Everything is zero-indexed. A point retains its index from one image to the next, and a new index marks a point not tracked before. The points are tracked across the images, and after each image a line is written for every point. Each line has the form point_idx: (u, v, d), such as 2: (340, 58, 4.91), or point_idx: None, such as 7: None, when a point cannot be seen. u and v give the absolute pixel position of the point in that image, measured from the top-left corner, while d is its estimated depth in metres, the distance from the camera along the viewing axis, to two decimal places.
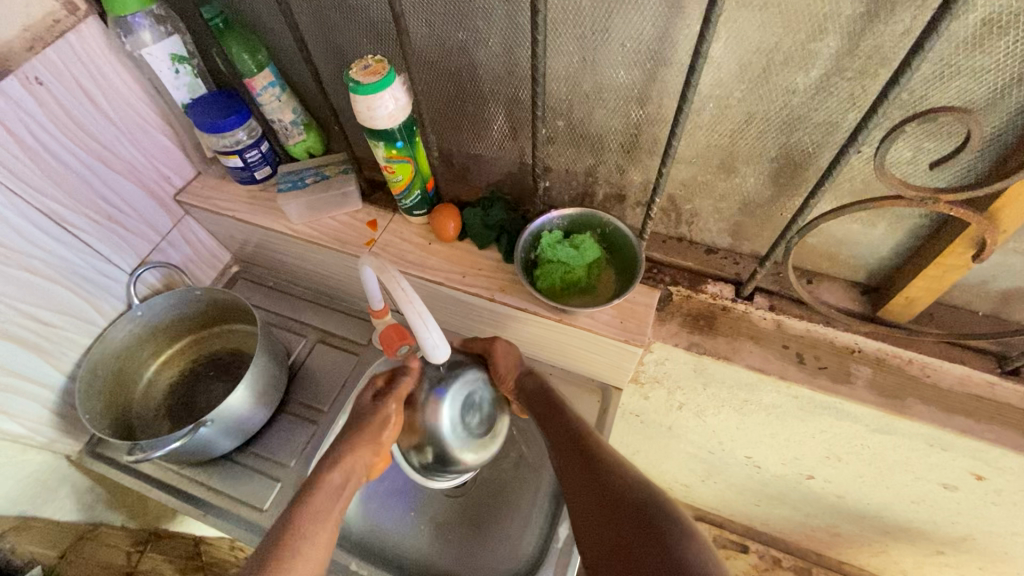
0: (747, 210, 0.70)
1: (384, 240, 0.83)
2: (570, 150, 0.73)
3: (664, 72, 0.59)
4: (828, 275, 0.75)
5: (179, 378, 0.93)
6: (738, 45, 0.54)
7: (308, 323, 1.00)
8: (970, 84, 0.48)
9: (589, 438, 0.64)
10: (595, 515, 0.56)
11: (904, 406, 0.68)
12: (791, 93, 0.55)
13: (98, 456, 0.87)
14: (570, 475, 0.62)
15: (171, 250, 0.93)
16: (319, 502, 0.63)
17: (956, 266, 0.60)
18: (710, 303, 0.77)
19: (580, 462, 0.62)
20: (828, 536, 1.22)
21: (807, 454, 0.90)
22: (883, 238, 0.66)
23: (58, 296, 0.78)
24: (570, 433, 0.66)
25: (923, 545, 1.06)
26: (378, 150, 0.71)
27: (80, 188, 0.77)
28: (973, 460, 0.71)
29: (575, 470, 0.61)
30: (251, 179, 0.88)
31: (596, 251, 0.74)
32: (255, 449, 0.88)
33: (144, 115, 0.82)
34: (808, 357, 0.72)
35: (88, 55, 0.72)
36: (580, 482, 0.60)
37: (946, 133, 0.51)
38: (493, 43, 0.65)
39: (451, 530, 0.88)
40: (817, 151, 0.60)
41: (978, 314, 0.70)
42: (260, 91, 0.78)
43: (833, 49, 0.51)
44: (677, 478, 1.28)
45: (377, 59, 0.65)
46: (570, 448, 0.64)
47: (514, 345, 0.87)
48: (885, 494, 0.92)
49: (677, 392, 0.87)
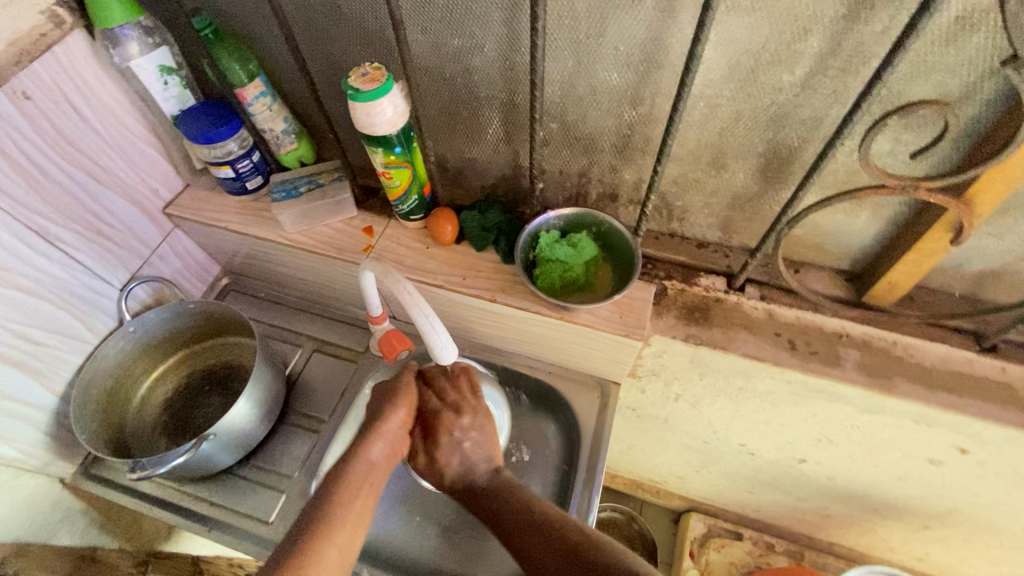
0: (736, 204, 0.73)
1: (381, 246, 0.84)
2: (564, 151, 0.75)
3: (656, 74, 0.62)
4: (814, 264, 0.78)
5: (174, 394, 0.91)
6: (728, 47, 0.56)
7: (303, 333, 0.99)
8: (945, 79, 0.51)
9: (550, 518, 0.66)
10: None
11: (891, 385, 0.71)
12: (778, 91, 0.58)
13: (94, 477, 0.85)
14: (540, 562, 0.62)
15: (161, 264, 0.91)
16: (348, 487, 0.66)
17: (935, 250, 0.64)
18: (704, 295, 0.79)
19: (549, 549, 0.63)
20: (819, 519, 1.26)
21: (800, 438, 0.93)
22: (865, 227, 0.70)
23: (49, 314, 0.76)
24: (530, 514, 0.67)
25: (910, 521, 1.11)
26: (377, 156, 0.71)
27: (68, 203, 0.75)
28: (956, 434, 0.75)
29: (545, 559, 0.62)
30: (243, 189, 0.87)
31: (593, 249, 0.76)
32: (257, 462, 0.87)
33: (131, 128, 0.81)
34: (799, 343, 0.75)
35: (75, 68, 0.71)
36: (555, 567, 0.61)
37: (924, 125, 0.55)
38: (489, 49, 0.66)
39: (458, 531, 0.89)
40: (802, 145, 0.63)
41: (954, 296, 0.74)
42: (251, 101, 0.78)
43: (817, 48, 0.54)
44: (672, 470, 1.30)
45: (375, 66, 0.66)
46: (532, 531, 0.65)
47: (514, 345, 0.88)
48: (874, 473, 0.96)
49: (673, 383, 0.90)
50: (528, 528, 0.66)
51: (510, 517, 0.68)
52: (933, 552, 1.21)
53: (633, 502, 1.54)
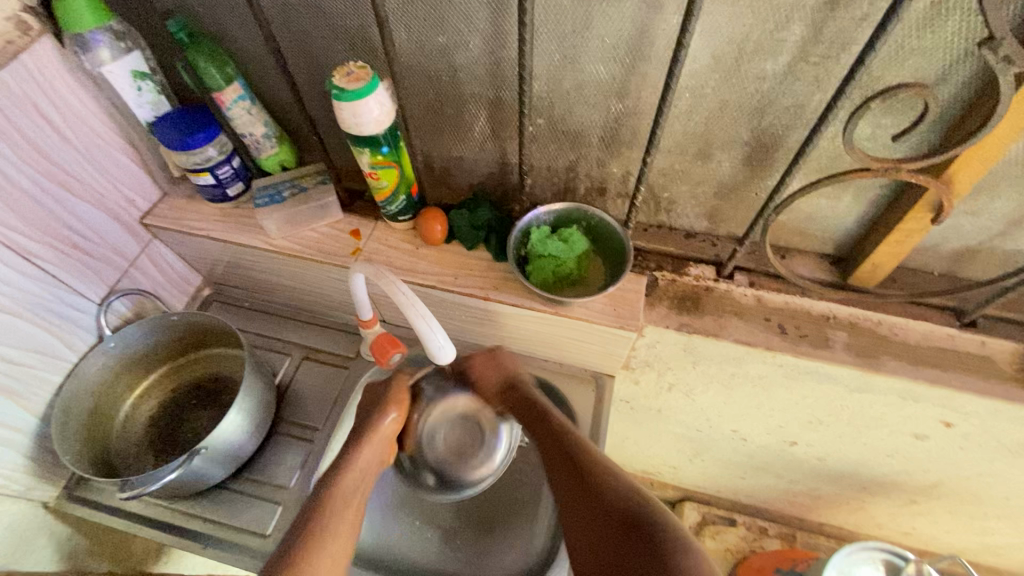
0: (722, 193, 0.74)
1: (370, 249, 0.83)
2: (551, 147, 0.75)
3: (642, 66, 0.62)
4: (799, 249, 0.80)
5: (160, 409, 0.88)
6: (712, 37, 0.57)
7: (292, 341, 0.97)
8: (922, 63, 0.53)
9: (587, 455, 0.67)
10: (597, 538, 0.60)
11: (878, 363, 0.73)
12: (762, 80, 0.59)
13: (79, 499, 0.82)
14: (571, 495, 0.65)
15: (141, 277, 0.88)
16: (335, 498, 0.67)
17: (916, 230, 0.66)
18: (694, 284, 0.80)
19: (579, 484, 0.65)
20: (809, 500, 1.29)
21: (790, 421, 0.95)
22: (848, 210, 0.72)
23: (23, 331, 0.73)
24: (566, 450, 0.68)
25: (897, 496, 1.14)
26: (364, 157, 0.70)
27: (41, 216, 0.72)
28: (941, 408, 0.78)
29: (575, 491, 0.65)
30: (223, 196, 0.85)
31: (584, 243, 0.77)
32: (250, 475, 0.85)
33: (104, 136, 0.78)
34: (789, 327, 0.76)
35: (43, 75, 0.68)
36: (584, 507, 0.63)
37: (903, 109, 0.57)
38: (474, 45, 0.66)
39: (460, 533, 0.88)
40: (786, 132, 0.64)
41: (933, 274, 0.77)
42: (230, 105, 0.76)
43: (799, 36, 0.55)
44: (665, 460, 1.32)
45: (360, 66, 0.65)
46: (569, 464, 0.67)
47: (508, 342, 0.88)
48: (862, 451, 0.98)
49: (667, 373, 0.91)
50: (562, 461, 0.68)
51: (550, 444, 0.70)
52: (919, 525, 1.25)
53: None
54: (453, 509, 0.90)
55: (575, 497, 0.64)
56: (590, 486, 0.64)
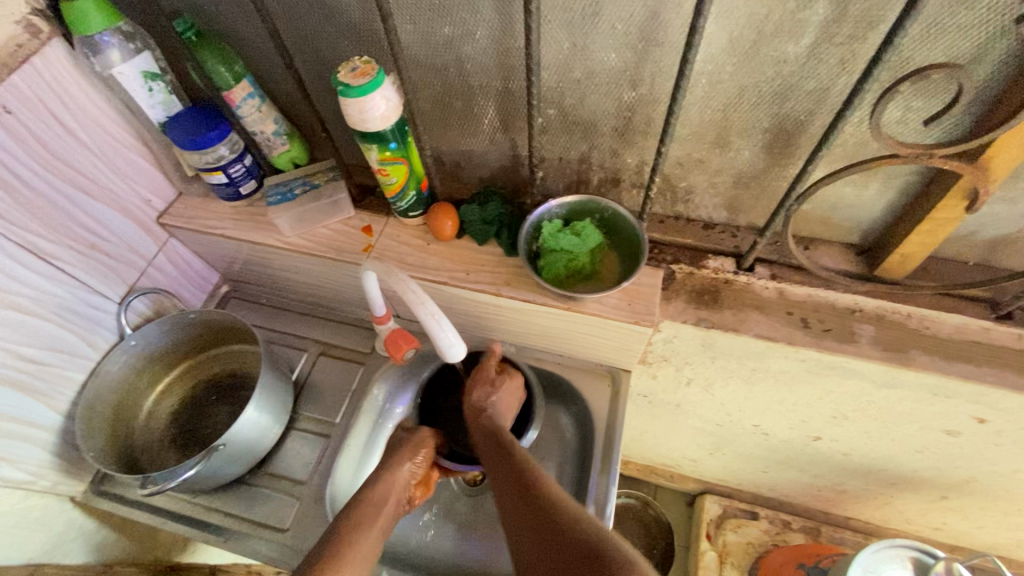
0: (742, 182, 0.71)
1: (381, 245, 0.82)
2: (561, 138, 0.73)
3: (655, 51, 0.60)
4: (823, 240, 0.77)
5: (180, 405, 0.90)
6: (729, 19, 0.54)
7: (309, 337, 0.98)
8: (956, 41, 0.50)
9: (550, 500, 0.60)
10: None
11: (908, 358, 0.70)
12: (782, 63, 0.56)
13: (104, 493, 0.85)
14: (527, 537, 0.58)
15: (159, 275, 0.90)
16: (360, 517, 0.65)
17: (949, 219, 0.63)
18: (713, 277, 0.78)
19: (536, 530, 0.58)
20: (834, 494, 1.26)
21: (814, 416, 0.92)
22: (875, 199, 0.68)
23: (47, 332, 0.75)
24: (530, 492, 0.61)
25: (927, 492, 1.10)
26: (372, 153, 0.70)
27: (60, 219, 0.74)
28: (975, 404, 0.74)
29: (534, 531, 0.58)
30: (236, 194, 0.85)
31: (597, 236, 0.75)
32: (269, 470, 0.86)
33: (118, 138, 0.79)
34: (812, 321, 0.74)
35: (55, 79, 0.69)
36: (537, 551, 0.56)
37: (935, 90, 0.53)
38: (480, 36, 0.64)
39: (474, 529, 0.88)
40: (809, 117, 0.61)
41: (968, 265, 0.73)
42: (239, 103, 0.76)
43: (822, 16, 0.52)
44: (685, 453, 1.30)
45: (364, 61, 0.64)
46: (525, 501, 0.61)
47: (523, 338, 0.87)
48: (891, 447, 0.95)
49: (685, 368, 0.89)
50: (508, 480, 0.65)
51: (509, 490, 0.64)
52: (951, 521, 1.21)
53: (647, 486, 1.54)
54: (469, 504, 0.90)
55: (530, 540, 0.57)
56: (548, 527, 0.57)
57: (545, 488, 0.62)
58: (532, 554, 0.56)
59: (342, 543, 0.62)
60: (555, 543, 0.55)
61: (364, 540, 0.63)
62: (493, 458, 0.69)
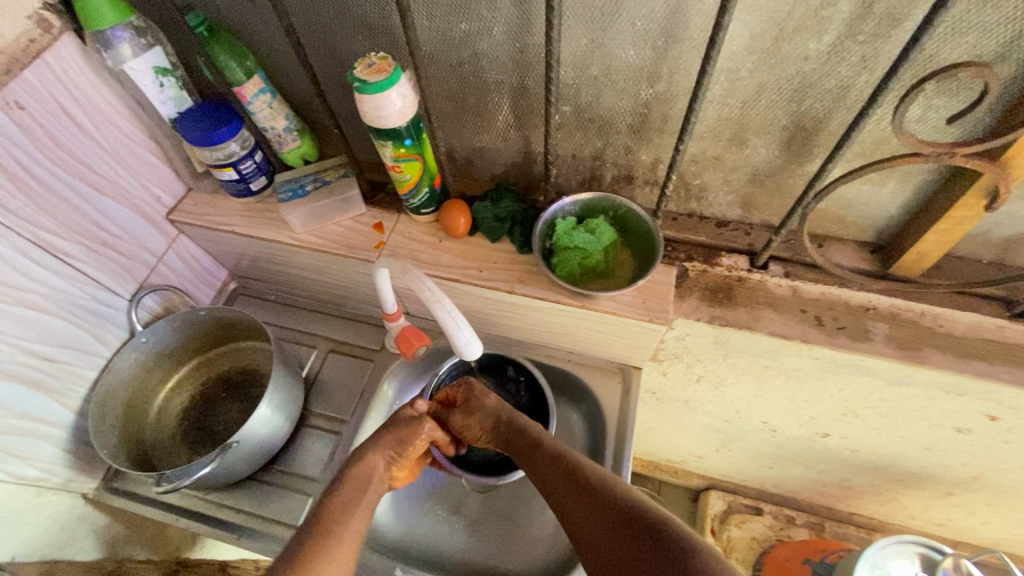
0: (757, 180, 0.71)
1: (393, 242, 0.82)
2: (577, 135, 0.73)
3: (675, 48, 0.59)
4: (837, 238, 0.77)
5: (191, 402, 0.90)
6: (751, 17, 0.54)
7: (319, 334, 0.97)
8: (981, 39, 0.49)
9: (594, 477, 0.61)
10: (606, 552, 0.55)
11: (922, 356, 0.70)
12: (803, 60, 0.56)
13: (116, 490, 0.85)
14: (577, 516, 0.59)
15: (169, 272, 0.89)
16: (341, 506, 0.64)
17: (967, 218, 0.62)
18: (726, 275, 0.77)
19: (586, 506, 0.59)
20: (839, 490, 1.26)
21: (824, 413, 0.93)
22: (892, 197, 0.68)
23: (59, 329, 0.75)
24: (571, 472, 0.63)
25: (933, 488, 1.11)
26: (386, 150, 0.69)
27: (72, 216, 0.73)
28: (988, 402, 0.74)
29: (584, 512, 0.59)
30: (247, 191, 0.85)
31: (611, 234, 0.75)
32: (281, 467, 0.86)
33: (129, 134, 0.78)
34: (826, 319, 0.74)
35: (67, 75, 0.69)
36: (590, 528, 0.57)
37: (957, 89, 0.53)
38: (498, 32, 0.63)
39: (485, 525, 0.88)
40: (828, 115, 0.61)
41: (982, 263, 0.73)
42: (251, 99, 0.75)
43: (846, 13, 0.51)
44: (691, 449, 1.30)
45: (381, 57, 0.63)
46: (569, 482, 0.62)
47: (534, 335, 0.87)
48: (899, 443, 0.95)
49: (696, 365, 0.89)
50: (547, 466, 0.66)
51: (549, 474, 0.65)
52: (955, 516, 1.22)
53: (651, 482, 1.54)
54: (480, 501, 0.90)
55: (582, 518, 0.59)
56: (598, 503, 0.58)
57: (585, 467, 0.63)
58: (584, 532, 0.58)
59: (331, 523, 0.62)
60: (610, 517, 0.56)
61: (354, 520, 0.63)
62: (524, 447, 0.70)
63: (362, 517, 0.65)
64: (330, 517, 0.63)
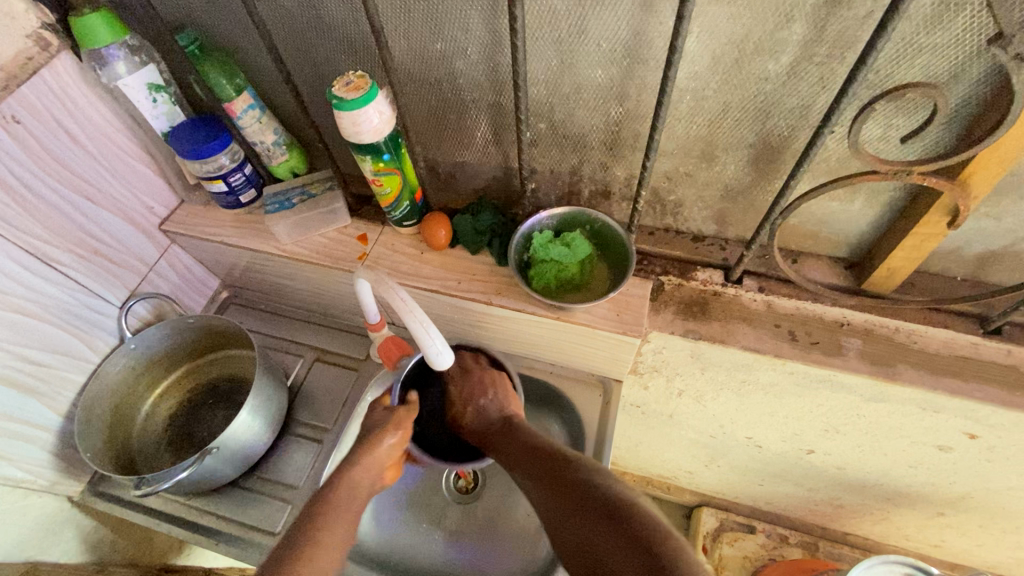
0: (730, 196, 0.72)
1: (376, 253, 0.84)
2: (553, 151, 0.74)
3: (641, 68, 0.61)
4: (812, 253, 0.77)
5: (178, 408, 0.92)
6: (711, 39, 0.55)
7: (305, 343, 0.99)
8: (933, 60, 0.51)
9: (582, 474, 0.58)
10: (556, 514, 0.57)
11: (895, 373, 0.70)
12: (764, 80, 0.57)
13: (102, 494, 0.86)
14: (558, 509, 0.57)
15: (160, 280, 0.92)
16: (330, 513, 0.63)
17: (933, 234, 0.63)
18: (702, 289, 0.78)
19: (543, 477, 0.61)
20: (831, 509, 1.25)
21: (807, 429, 0.92)
22: (861, 214, 0.69)
23: (48, 334, 0.77)
24: (559, 471, 0.60)
25: (924, 508, 1.09)
26: (366, 164, 0.71)
27: (65, 224, 0.76)
28: (965, 419, 0.74)
29: (538, 480, 0.61)
30: (236, 203, 0.87)
31: (587, 247, 0.76)
32: (263, 473, 0.87)
33: (122, 146, 0.81)
34: (800, 334, 0.74)
35: (63, 91, 0.72)
36: (554, 501, 0.58)
37: (913, 108, 0.54)
38: (471, 51, 0.66)
39: (465, 534, 0.89)
40: (793, 133, 0.62)
41: (956, 279, 0.73)
42: (240, 114, 0.78)
43: (801, 36, 0.53)
44: (680, 465, 1.29)
45: (359, 75, 0.66)
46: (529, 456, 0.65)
47: (514, 347, 0.88)
48: (884, 461, 0.95)
49: (676, 379, 0.89)
50: (511, 445, 0.68)
51: (519, 458, 0.65)
52: (949, 538, 1.20)
53: None
54: (460, 510, 0.91)
55: (562, 511, 0.56)
56: (581, 499, 0.56)
57: (564, 457, 0.62)
58: (560, 524, 0.56)
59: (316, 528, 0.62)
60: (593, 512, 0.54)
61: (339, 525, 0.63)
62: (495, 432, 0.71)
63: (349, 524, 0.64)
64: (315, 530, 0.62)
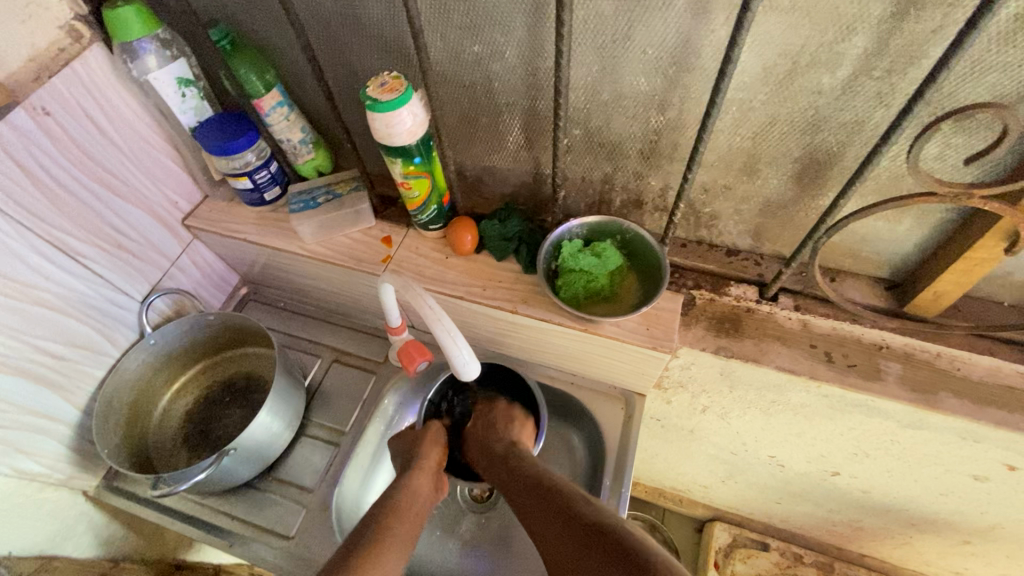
0: (769, 210, 0.70)
1: (400, 256, 0.82)
2: (586, 158, 0.72)
3: (685, 77, 0.59)
4: (851, 273, 0.75)
5: (195, 405, 0.91)
6: (763, 50, 0.53)
7: (323, 344, 0.98)
8: (1001, 79, 0.48)
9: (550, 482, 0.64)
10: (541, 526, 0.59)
11: (936, 401, 0.68)
12: (817, 94, 0.55)
13: (116, 489, 0.86)
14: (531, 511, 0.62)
15: (181, 276, 0.91)
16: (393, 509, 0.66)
17: (986, 259, 0.60)
18: (734, 305, 0.76)
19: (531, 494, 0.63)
20: (850, 530, 1.21)
21: (834, 451, 0.89)
22: (907, 235, 0.66)
23: (71, 327, 0.76)
24: (544, 490, 0.63)
25: (949, 535, 1.06)
26: (395, 167, 0.70)
27: (90, 217, 0.75)
28: (1006, 451, 0.71)
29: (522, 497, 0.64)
30: (260, 200, 0.86)
31: (617, 258, 0.74)
32: (278, 475, 0.86)
33: (149, 140, 0.80)
34: (836, 355, 0.72)
35: (94, 82, 0.71)
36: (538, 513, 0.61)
37: (975, 128, 0.51)
38: (510, 55, 0.64)
39: (480, 545, 0.87)
40: (842, 149, 0.59)
41: (1002, 305, 0.70)
42: (268, 111, 0.77)
43: (861, 49, 0.50)
44: (696, 479, 1.27)
45: (394, 76, 0.64)
46: (516, 476, 0.67)
47: (537, 356, 0.87)
48: (912, 487, 0.92)
49: (701, 395, 0.87)
50: (500, 468, 0.71)
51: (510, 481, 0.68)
52: (973, 566, 1.16)
53: (654, 510, 1.51)
54: (476, 520, 0.89)
55: (538, 522, 0.60)
56: (543, 494, 0.62)
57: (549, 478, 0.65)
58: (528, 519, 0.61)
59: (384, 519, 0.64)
60: (595, 541, 0.53)
61: (404, 520, 0.65)
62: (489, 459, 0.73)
63: (409, 522, 0.66)
64: (379, 530, 0.63)
